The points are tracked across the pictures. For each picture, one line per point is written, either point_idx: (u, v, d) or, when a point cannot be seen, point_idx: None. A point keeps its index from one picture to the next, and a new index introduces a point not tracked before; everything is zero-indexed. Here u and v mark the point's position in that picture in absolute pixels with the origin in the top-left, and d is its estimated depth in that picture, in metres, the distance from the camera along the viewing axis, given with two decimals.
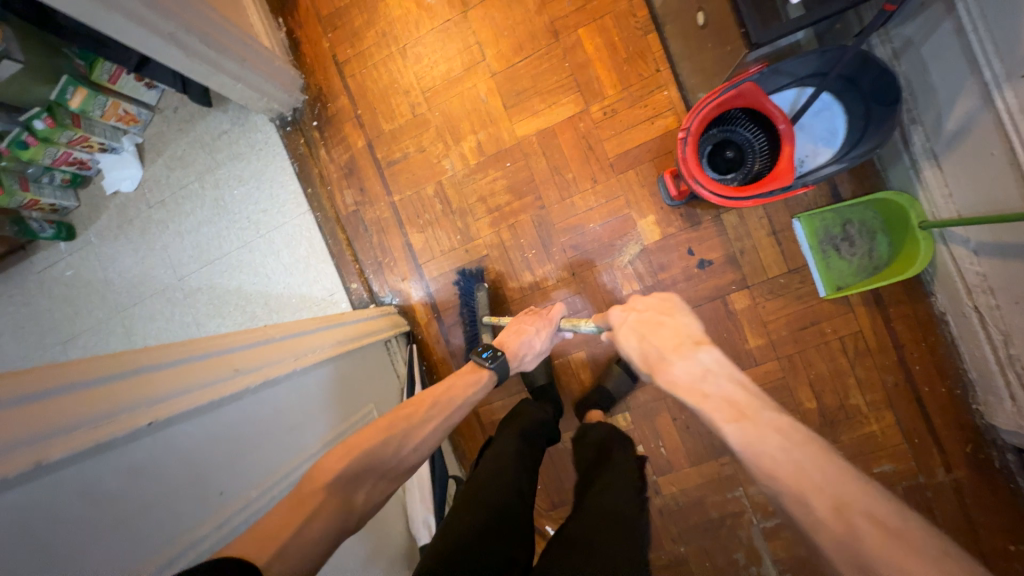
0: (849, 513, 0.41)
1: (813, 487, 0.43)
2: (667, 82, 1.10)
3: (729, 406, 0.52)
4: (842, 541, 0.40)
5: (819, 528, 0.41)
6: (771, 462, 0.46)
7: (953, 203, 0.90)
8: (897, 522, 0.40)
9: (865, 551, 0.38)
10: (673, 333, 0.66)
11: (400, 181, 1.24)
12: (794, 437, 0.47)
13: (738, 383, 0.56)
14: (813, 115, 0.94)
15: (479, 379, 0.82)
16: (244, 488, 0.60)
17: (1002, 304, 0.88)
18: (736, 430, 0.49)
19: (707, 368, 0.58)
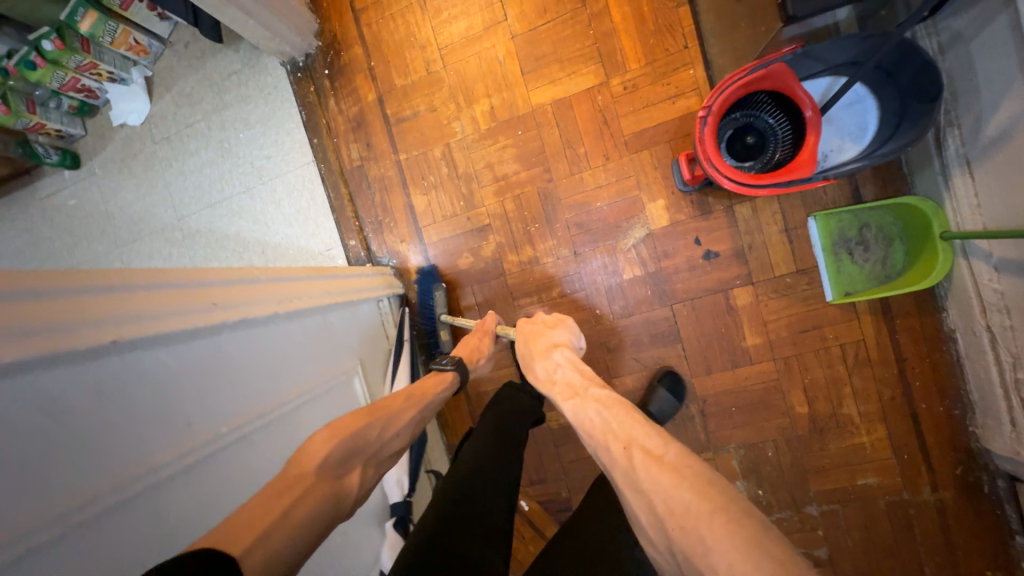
0: (632, 450, 0.58)
1: (612, 437, 0.61)
2: (694, 59, 1.05)
3: (569, 388, 0.74)
4: (628, 472, 0.56)
5: (616, 465, 0.58)
6: (590, 424, 0.66)
7: (981, 214, 0.85)
8: (662, 451, 0.55)
9: (640, 476, 0.54)
10: (546, 339, 0.87)
11: (408, 140, 1.21)
12: (607, 404, 0.67)
13: (578, 371, 0.77)
14: (844, 107, 0.89)
15: (446, 379, 0.88)
16: (214, 423, 0.59)
17: (1017, 325, 0.84)
18: (572, 408, 0.71)
19: (559, 363, 0.80)
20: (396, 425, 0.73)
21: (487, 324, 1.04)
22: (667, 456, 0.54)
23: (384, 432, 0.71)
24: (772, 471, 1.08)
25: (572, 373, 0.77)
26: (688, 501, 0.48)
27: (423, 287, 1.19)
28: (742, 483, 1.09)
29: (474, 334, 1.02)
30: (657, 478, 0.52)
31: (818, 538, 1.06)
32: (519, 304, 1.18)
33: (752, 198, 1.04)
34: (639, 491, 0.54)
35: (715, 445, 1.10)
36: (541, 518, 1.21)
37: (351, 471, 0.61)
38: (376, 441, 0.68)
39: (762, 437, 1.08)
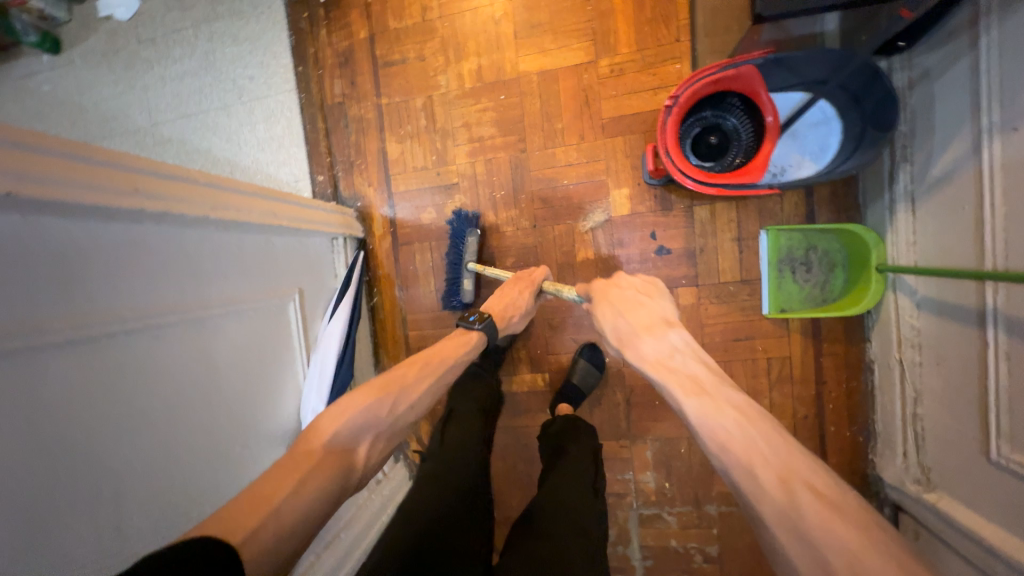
0: (792, 483, 0.43)
1: (764, 463, 0.45)
2: (683, 54, 1.05)
3: (691, 381, 0.57)
4: (784, 511, 0.42)
5: (766, 494, 0.43)
6: (725, 433, 0.49)
7: (915, 252, 0.88)
8: (835, 495, 0.43)
9: (804, 519, 0.40)
10: (647, 313, 0.72)
11: (392, 85, 1.20)
12: (747, 412, 0.51)
13: (702, 362, 0.61)
14: (809, 126, 0.90)
15: (472, 342, 0.88)
16: (119, 305, 0.60)
17: (925, 362, 0.88)
18: (692, 402, 0.54)
19: (676, 348, 0.64)
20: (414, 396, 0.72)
21: (532, 278, 1.00)
22: (846, 507, 0.41)
23: (396, 407, 0.69)
24: (681, 467, 1.12)
25: (698, 366, 0.60)
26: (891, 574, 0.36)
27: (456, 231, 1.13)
28: (652, 474, 1.13)
29: (513, 287, 0.98)
30: (838, 534, 0.39)
31: (712, 536, 1.11)
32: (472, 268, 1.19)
33: (712, 202, 1.06)
34: (804, 542, 0.40)
35: (634, 433, 1.14)
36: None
37: (362, 445, 0.62)
38: (391, 413, 0.68)
39: (678, 433, 1.12)
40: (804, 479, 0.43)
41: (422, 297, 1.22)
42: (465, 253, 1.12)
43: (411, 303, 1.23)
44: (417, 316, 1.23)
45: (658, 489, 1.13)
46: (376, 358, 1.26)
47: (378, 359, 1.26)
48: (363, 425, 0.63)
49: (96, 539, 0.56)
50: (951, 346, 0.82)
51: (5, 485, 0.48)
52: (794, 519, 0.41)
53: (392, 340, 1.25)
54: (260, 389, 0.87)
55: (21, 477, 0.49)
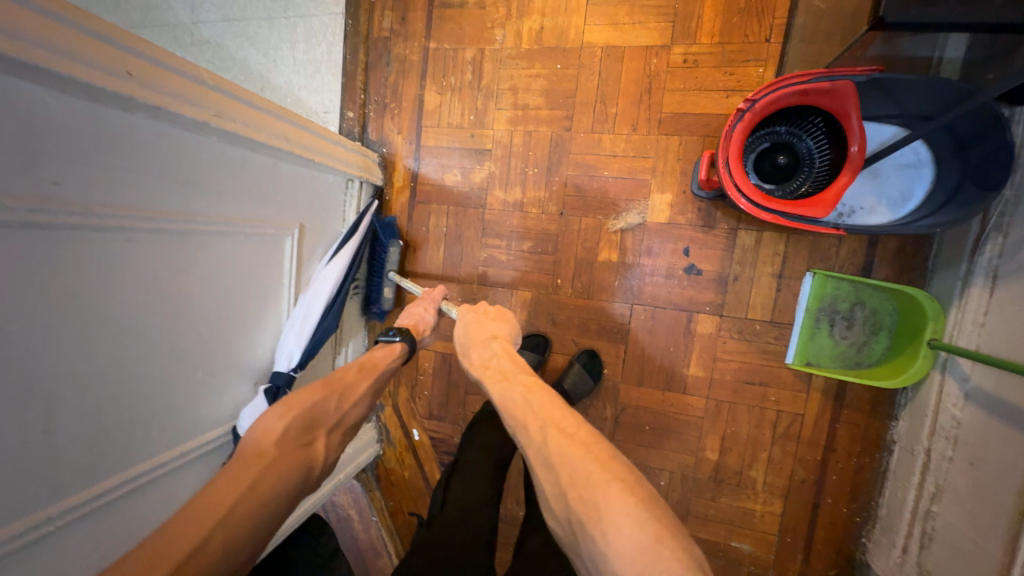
0: (548, 428, 0.53)
1: (529, 415, 0.55)
2: (771, 57, 0.92)
3: (497, 371, 0.66)
4: (540, 450, 0.51)
5: (529, 445, 0.53)
6: (512, 405, 0.59)
7: (980, 336, 0.77)
8: (579, 430, 0.52)
9: (548, 452, 0.50)
10: (488, 324, 0.77)
11: (444, 29, 1.10)
12: (534, 388, 0.60)
13: (513, 357, 0.68)
14: (896, 167, 0.79)
15: (392, 352, 0.81)
16: (85, 197, 0.54)
17: (956, 458, 0.78)
18: (497, 391, 0.62)
19: (494, 349, 0.70)
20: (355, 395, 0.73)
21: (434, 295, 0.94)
22: (580, 436, 0.51)
23: (343, 403, 0.70)
24: None
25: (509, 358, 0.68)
26: (606, 487, 0.45)
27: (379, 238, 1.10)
28: None
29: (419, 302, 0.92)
30: (567, 455, 0.49)
31: None
32: (486, 244, 1.11)
33: (760, 229, 0.95)
34: (547, 466, 0.49)
35: None
36: (430, 464, 1.22)
37: (316, 440, 0.63)
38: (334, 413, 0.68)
39: (661, 465, 1.04)
40: (556, 422, 0.53)
41: (428, 263, 1.16)
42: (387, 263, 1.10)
43: (416, 266, 1.16)
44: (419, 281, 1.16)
45: None
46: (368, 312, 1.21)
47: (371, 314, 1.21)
48: (307, 426, 0.63)
49: (27, 489, 0.53)
50: (993, 450, 0.72)
51: None
52: (541, 447, 0.51)
53: None
54: (235, 319, 0.82)
55: None
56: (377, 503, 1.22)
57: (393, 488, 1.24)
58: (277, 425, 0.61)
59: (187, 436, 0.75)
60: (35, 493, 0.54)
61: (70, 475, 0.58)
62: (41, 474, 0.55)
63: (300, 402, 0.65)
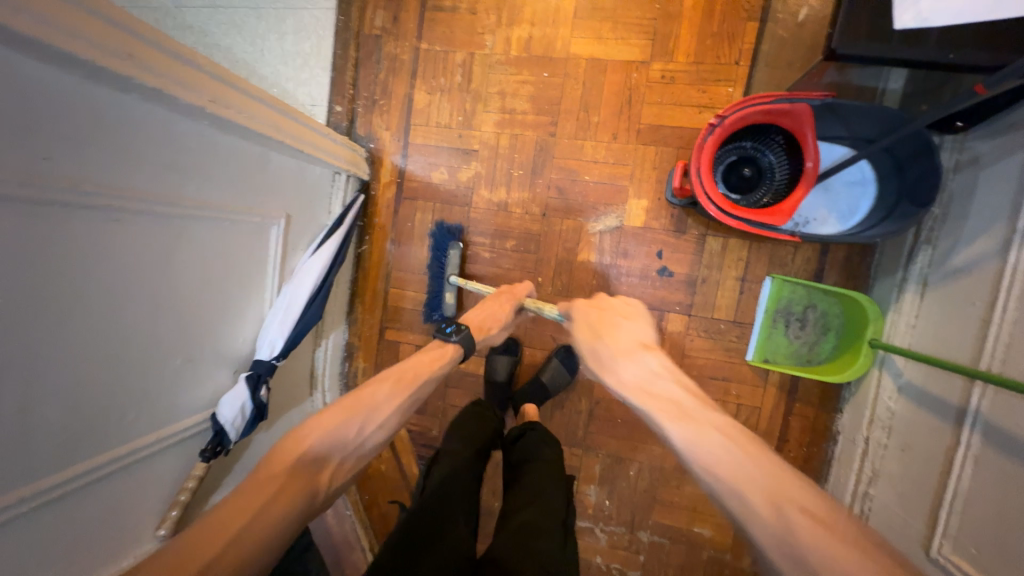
0: (782, 503, 0.40)
1: (751, 483, 0.42)
2: (739, 79, 1.01)
3: (670, 403, 0.51)
4: (781, 537, 0.38)
5: (755, 522, 0.40)
6: (711, 456, 0.45)
7: (913, 336, 0.86)
8: (828, 513, 0.39)
9: (802, 547, 0.37)
10: (627, 334, 0.64)
11: (435, 31, 1.14)
12: (733, 434, 0.46)
13: (682, 385, 0.54)
14: (844, 183, 0.88)
15: (446, 352, 0.77)
16: (76, 175, 0.53)
17: (890, 445, 0.87)
18: (680, 430, 0.48)
19: (654, 370, 0.56)
20: (385, 414, 0.62)
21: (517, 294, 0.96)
22: (842, 527, 0.38)
23: (366, 425, 0.59)
24: (626, 488, 1.11)
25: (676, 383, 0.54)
26: None
27: (439, 243, 1.12)
28: (594, 489, 1.12)
29: (498, 301, 0.92)
30: (830, 553, 0.36)
31: (637, 563, 1.11)
32: (470, 241, 1.15)
33: (726, 235, 1.03)
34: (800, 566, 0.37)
35: (588, 445, 1.12)
36: (407, 457, 1.25)
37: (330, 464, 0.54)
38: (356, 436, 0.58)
39: (632, 455, 1.10)
40: (790, 497, 0.40)
41: (412, 258, 1.18)
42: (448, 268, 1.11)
43: (400, 261, 1.18)
44: (403, 275, 1.18)
45: (597, 504, 1.12)
46: (350, 304, 1.22)
47: (352, 306, 1.22)
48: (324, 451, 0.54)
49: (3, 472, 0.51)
50: (921, 437, 0.81)
51: None
52: (785, 535, 0.38)
53: (370, 292, 1.21)
54: (218, 306, 0.81)
55: None
56: (352, 497, 1.21)
57: (368, 482, 1.25)
58: (295, 447, 0.53)
59: (165, 422, 0.73)
60: (9, 476, 0.52)
61: (47, 457, 0.56)
62: (18, 457, 0.53)
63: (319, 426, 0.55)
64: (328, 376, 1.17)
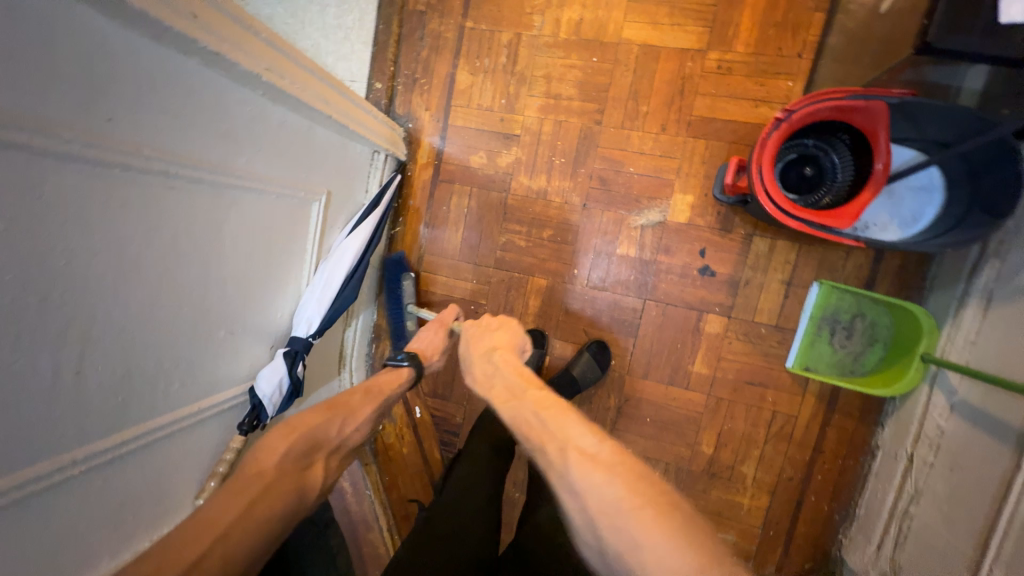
0: (569, 452, 0.52)
1: (546, 437, 0.55)
2: (802, 73, 0.96)
3: (506, 390, 0.65)
4: (562, 475, 0.51)
5: (550, 466, 0.53)
6: (524, 426, 0.59)
7: (971, 354, 0.82)
8: (599, 451, 0.52)
9: (572, 478, 0.50)
10: (489, 338, 0.78)
11: (482, 9, 1.10)
12: (545, 403, 0.60)
13: (519, 373, 0.68)
14: (910, 188, 0.84)
15: (399, 378, 0.80)
16: (135, 138, 0.52)
17: (937, 464, 0.84)
18: (506, 410, 0.62)
19: (497, 365, 0.71)
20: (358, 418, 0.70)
21: (445, 318, 0.92)
22: (602, 456, 0.51)
23: (346, 426, 0.68)
24: None
25: (512, 375, 0.68)
26: (629, 511, 0.46)
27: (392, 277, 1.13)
28: None
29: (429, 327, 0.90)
30: (591, 479, 0.49)
31: None
32: (504, 228, 1.12)
33: (775, 237, 0.99)
34: (570, 490, 0.50)
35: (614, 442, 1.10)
36: (430, 442, 1.24)
37: (314, 465, 0.61)
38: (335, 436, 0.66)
39: (658, 455, 1.08)
40: (576, 445, 0.53)
41: (445, 243, 1.16)
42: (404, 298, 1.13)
43: (432, 244, 1.17)
44: (435, 260, 1.17)
45: None
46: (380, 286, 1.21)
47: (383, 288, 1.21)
48: (309, 446, 0.62)
49: (54, 433, 0.51)
50: (972, 458, 0.78)
51: None
52: (562, 471, 0.51)
53: None
54: (258, 280, 0.80)
55: None
56: (372, 477, 1.20)
57: (389, 466, 1.23)
58: (280, 445, 0.60)
59: (207, 393, 0.73)
60: (62, 437, 0.52)
61: (96, 421, 0.55)
62: (70, 419, 0.52)
63: (303, 424, 0.63)
64: (356, 356, 1.17)
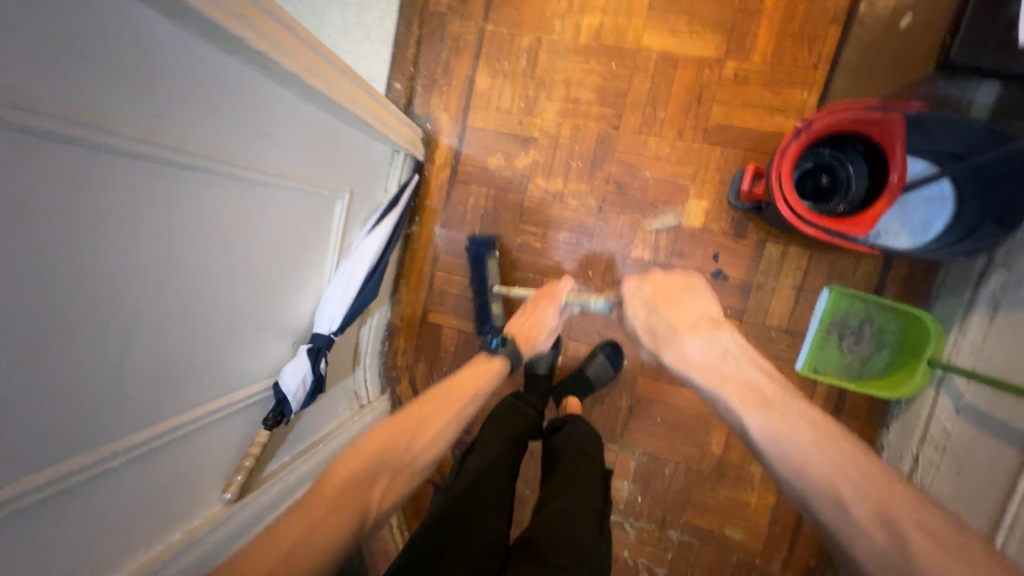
0: (889, 511, 0.44)
1: (851, 483, 0.47)
2: (815, 84, 0.99)
3: (751, 390, 0.58)
4: (891, 545, 0.43)
5: (856, 525, 0.45)
6: (801, 452, 0.50)
7: (978, 359, 0.85)
8: (928, 519, 0.44)
9: (913, 557, 0.41)
10: (689, 312, 0.71)
11: (503, 13, 1.11)
12: (820, 428, 0.52)
13: (758, 370, 0.61)
14: (921, 199, 0.87)
15: (494, 367, 0.87)
16: (183, 135, 0.53)
17: (943, 465, 0.87)
18: (761, 420, 0.54)
19: (725, 353, 0.64)
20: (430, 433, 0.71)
21: (558, 292, 0.98)
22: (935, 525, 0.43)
23: (414, 443, 0.68)
24: (660, 486, 1.11)
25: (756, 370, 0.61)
26: None
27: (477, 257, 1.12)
28: (628, 484, 1.12)
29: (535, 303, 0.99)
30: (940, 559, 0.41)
31: (665, 560, 1.12)
32: (521, 230, 1.14)
33: (787, 243, 1.02)
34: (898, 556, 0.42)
35: (626, 441, 1.12)
36: None
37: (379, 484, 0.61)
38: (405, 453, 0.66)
39: (669, 455, 1.10)
40: (893, 508, 0.44)
41: (461, 242, 1.17)
42: (489, 278, 1.11)
43: (449, 244, 1.18)
44: (451, 259, 1.18)
45: (629, 501, 1.12)
46: (396, 284, 1.21)
47: (398, 286, 1.22)
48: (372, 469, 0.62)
49: (97, 425, 0.51)
50: (977, 459, 0.81)
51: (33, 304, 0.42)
52: (893, 541, 0.43)
53: (417, 272, 1.20)
54: (285, 277, 0.81)
55: (41, 344, 0.44)
56: None
57: None
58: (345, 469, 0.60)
59: (234, 387, 0.73)
60: (104, 429, 0.52)
61: (136, 413, 0.56)
62: (111, 411, 0.53)
63: (371, 445, 0.64)
64: (370, 354, 1.18)
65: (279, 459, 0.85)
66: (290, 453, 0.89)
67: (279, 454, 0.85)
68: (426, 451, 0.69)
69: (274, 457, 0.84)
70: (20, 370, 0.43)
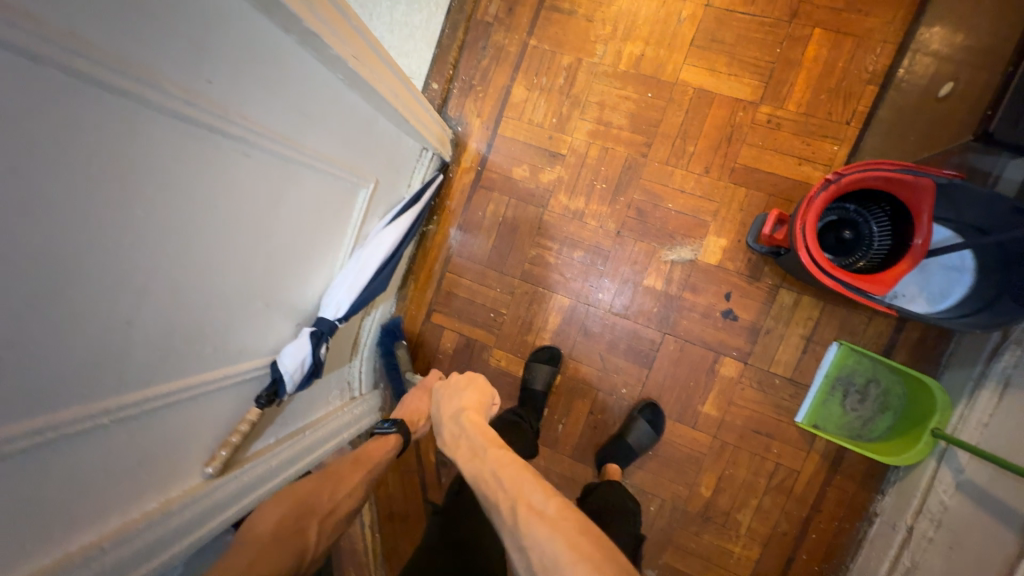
0: (523, 512, 0.58)
1: (505, 498, 0.60)
2: (846, 140, 1.00)
3: (468, 448, 0.70)
4: (515, 532, 0.57)
5: (505, 525, 0.58)
6: (488, 484, 0.64)
7: (983, 436, 0.83)
8: (552, 511, 0.58)
9: (525, 535, 0.55)
10: (465, 396, 0.83)
11: (547, 31, 1.13)
12: (504, 464, 0.65)
13: (482, 431, 0.73)
14: (941, 267, 0.88)
15: (387, 444, 0.87)
16: (226, 103, 0.53)
17: (937, 540, 0.84)
18: (468, 468, 0.68)
19: (461, 425, 0.76)
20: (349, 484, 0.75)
21: (427, 383, 1.04)
22: (549, 514, 0.57)
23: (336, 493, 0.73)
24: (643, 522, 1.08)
25: (477, 434, 0.72)
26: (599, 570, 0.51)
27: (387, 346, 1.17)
28: None
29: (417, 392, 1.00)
30: (540, 538, 0.55)
31: None
32: (535, 244, 1.14)
33: (801, 292, 1.01)
34: (519, 541, 0.56)
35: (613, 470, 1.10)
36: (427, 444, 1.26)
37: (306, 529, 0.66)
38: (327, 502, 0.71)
39: (655, 491, 1.08)
40: (529, 504, 0.59)
41: (475, 248, 1.17)
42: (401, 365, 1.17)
43: (462, 248, 1.18)
44: (462, 263, 1.18)
45: None
46: (405, 279, 1.21)
47: (407, 282, 1.21)
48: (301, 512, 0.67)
49: (95, 381, 0.50)
50: (975, 539, 0.78)
51: (54, 249, 0.41)
52: (518, 532, 0.56)
53: (427, 271, 1.20)
54: (300, 258, 0.80)
55: (54, 291, 0.43)
56: None
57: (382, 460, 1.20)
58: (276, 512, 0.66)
59: (233, 360, 0.72)
60: (100, 384, 0.51)
61: (134, 373, 0.55)
62: (112, 367, 0.52)
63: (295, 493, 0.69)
64: (369, 345, 1.15)
65: (265, 440, 0.83)
66: (278, 435, 0.87)
67: (266, 436, 0.84)
68: (344, 502, 0.73)
69: (261, 438, 0.82)
70: (30, 315, 0.41)
